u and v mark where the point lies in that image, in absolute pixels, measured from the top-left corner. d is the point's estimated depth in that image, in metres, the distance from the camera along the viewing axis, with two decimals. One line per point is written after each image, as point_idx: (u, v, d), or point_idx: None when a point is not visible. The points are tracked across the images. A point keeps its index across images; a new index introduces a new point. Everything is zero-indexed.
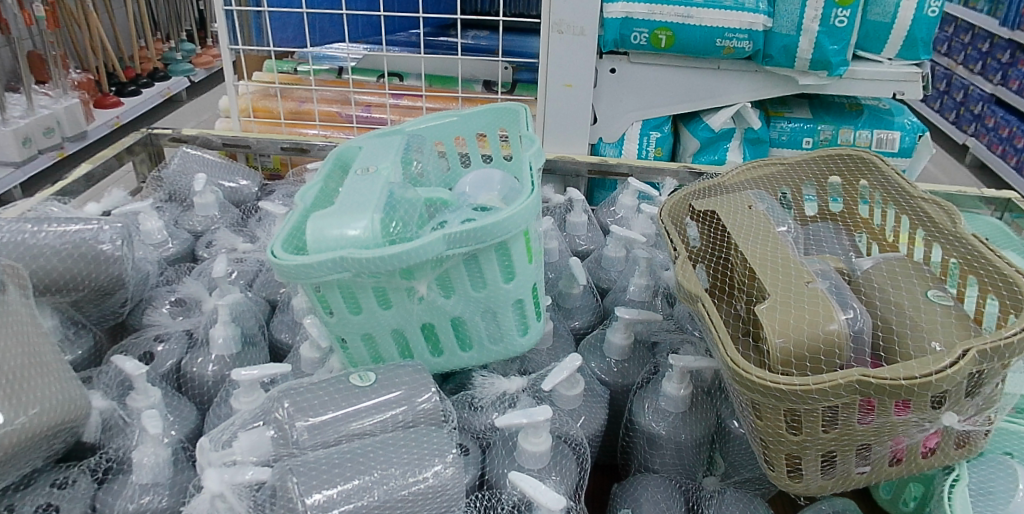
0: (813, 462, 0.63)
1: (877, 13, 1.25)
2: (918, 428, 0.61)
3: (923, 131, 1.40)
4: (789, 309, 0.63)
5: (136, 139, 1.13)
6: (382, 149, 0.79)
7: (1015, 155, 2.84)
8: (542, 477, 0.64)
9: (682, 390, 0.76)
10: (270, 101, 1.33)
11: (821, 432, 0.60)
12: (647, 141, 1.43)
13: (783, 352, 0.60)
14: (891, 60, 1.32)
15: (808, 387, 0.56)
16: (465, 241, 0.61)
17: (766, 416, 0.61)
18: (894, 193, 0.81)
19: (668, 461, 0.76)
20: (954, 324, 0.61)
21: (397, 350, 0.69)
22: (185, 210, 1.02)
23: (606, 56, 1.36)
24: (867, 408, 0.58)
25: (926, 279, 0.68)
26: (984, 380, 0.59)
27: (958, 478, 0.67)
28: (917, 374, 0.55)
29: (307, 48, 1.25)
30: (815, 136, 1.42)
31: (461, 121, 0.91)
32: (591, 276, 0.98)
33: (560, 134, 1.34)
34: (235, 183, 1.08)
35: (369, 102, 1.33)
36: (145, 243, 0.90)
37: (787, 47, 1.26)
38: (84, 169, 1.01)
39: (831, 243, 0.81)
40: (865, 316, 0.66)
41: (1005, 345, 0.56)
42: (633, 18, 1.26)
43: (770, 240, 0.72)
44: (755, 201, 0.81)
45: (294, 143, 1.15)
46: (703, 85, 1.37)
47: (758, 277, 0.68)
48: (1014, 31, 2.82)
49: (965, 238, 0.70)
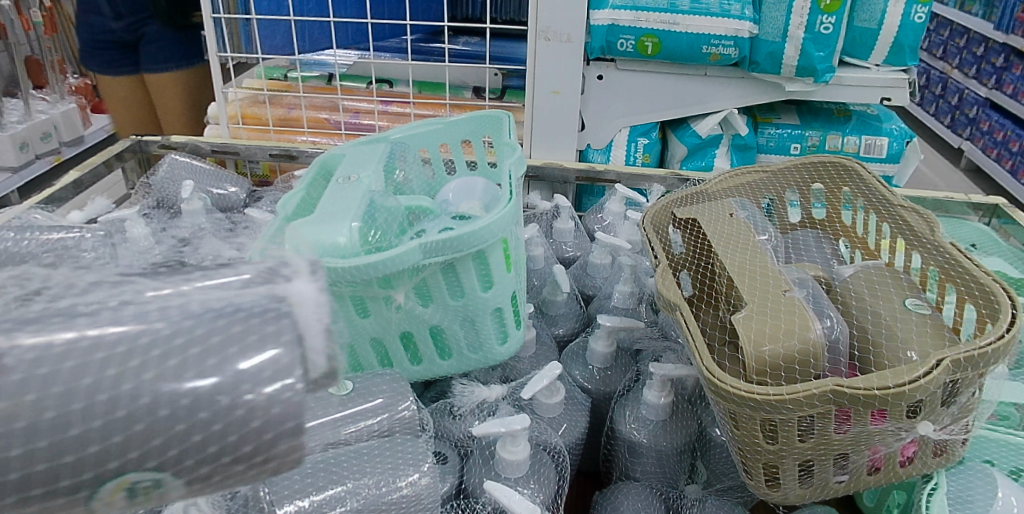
0: (791, 472, 0.63)
1: (863, 20, 1.26)
2: (895, 437, 0.60)
3: (911, 137, 1.41)
4: (765, 318, 0.62)
5: (124, 146, 1.14)
6: (363, 158, 0.79)
7: (1010, 159, 2.84)
8: (520, 486, 0.64)
9: (662, 398, 0.76)
10: (259, 108, 1.32)
11: (798, 442, 0.60)
12: (635, 148, 1.44)
13: (758, 361, 0.60)
14: (878, 66, 1.32)
15: (781, 397, 0.56)
16: (442, 250, 0.61)
17: (743, 425, 0.60)
18: (875, 201, 0.81)
19: (649, 469, 0.76)
20: (929, 333, 0.62)
21: (378, 359, 0.70)
22: (173, 216, 1.03)
23: (593, 63, 1.36)
24: (843, 418, 0.58)
25: (904, 288, 0.68)
26: (960, 390, 0.59)
27: (937, 486, 0.67)
28: (891, 384, 0.55)
29: (296, 56, 1.25)
30: (803, 142, 1.42)
31: (446, 129, 0.91)
32: (577, 282, 0.98)
33: (549, 140, 1.34)
34: (224, 190, 1.09)
35: (358, 109, 1.34)
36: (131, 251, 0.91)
37: (773, 53, 1.27)
38: (72, 177, 1.02)
39: (812, 250, 0.81)
40: (843, 326, 0.66)
41: (979, 354, 0.56)
42: (619, 25, 1.26)
43: (750, 249, 0.72)
44: (737, 209, 0.82)
45: (283, 150, 1.15)
46: (691, 92, 1.38)
47: (736, 285, 0.68)
48: (1008, 35, 2.82)
49: (942, 246, 0.71)
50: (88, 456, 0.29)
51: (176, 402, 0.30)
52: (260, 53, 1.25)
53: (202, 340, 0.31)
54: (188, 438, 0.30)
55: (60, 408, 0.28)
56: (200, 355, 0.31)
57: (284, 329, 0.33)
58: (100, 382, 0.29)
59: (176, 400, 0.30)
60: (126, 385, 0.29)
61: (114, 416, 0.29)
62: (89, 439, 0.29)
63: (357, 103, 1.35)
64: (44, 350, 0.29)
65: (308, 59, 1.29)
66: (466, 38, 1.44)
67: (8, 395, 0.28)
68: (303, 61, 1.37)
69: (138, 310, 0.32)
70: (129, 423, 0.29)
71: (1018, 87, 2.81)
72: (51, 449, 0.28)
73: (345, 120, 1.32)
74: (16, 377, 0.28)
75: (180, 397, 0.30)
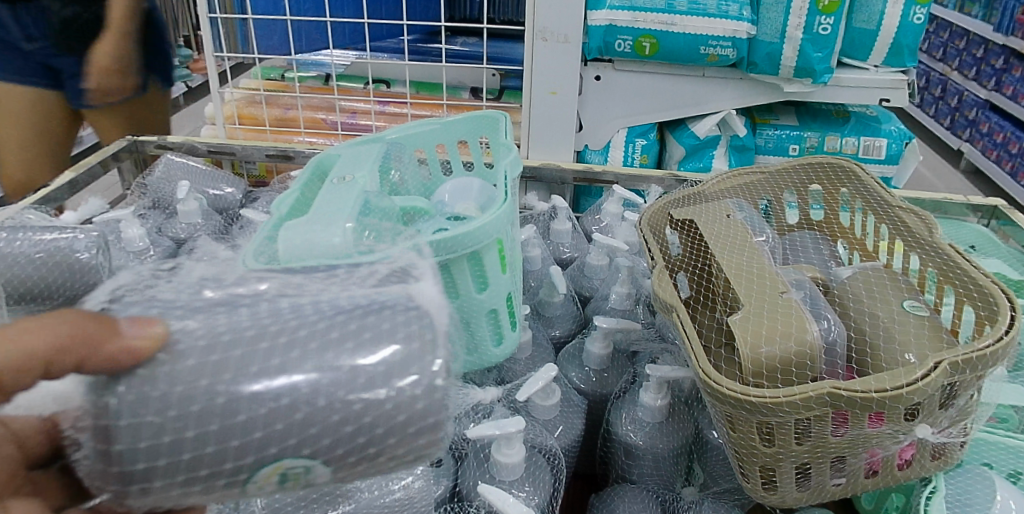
0: (788, 475, 0.62)
1: (862, 21, 1.26)
2: (892, 440, 0.60)
3: (909, 138, 1.41)
4: (762, 320, 0.62)
5: (121, 146, 1.13)
6: (358, 159, 0.79)
7: (1009, 161, 2.84)
8: (514, 489, 0.64)
9: (659, 400, 0.75)
10: (255, 108, 1.32)
11: (795, 445, 0.59)
12: (632, 149, 1.43)
13: (754, 363, 0.60)
14: (876, 67, 1.32)
15: (778, 400, 0.55)
16: (437, 251, 0.61)
17: (740, 428, 0.60)
18: (873, 202, 0.81)
19: (646, 471, 0.76)
20: (927, 336, 0.61)
21: (492, 338, 0.70)
22: (169, 217, 1.03)
23: (590, 63, 1.35)
24: (840, 420, 0.58)
25: (902, 289, 0.68)
26: (958, 392, 0.58)
27: (935, 489, 0.67)
28: (889, 387, 0.54)
29: (292, 55, 1.25)
30: (801, 143, 1.42)
31: (442, 129, 0.90)
32: (573, 283, 0.98)
33: (546, 141, 1.33)
34: (220, 191, 1.08)
35: (355, 109, 1.34)
36: (126, 251, 0.91)
37: (772, 54, 1.26)
38: (67, 177, 1.01)
39: (809, 252, 0.81)
40: (840, 328, 0.65)
41: (978, 357, 0.55)
42: (616, 25, 1.26)
43: (747, 250, 0.72)
44: (734, 210, 0.81)
45: (279, 151, 1.15)
46: (688, 93, 1.37)
47: (733, 287, 0.67)
48: (1008, 37, 2.81)
49: (941, 248, 0.70)
50: (252, 441, 0.40)
51: (322, 401, 0.41)
52: (256, 53, 1.25)
53: (327, 353, 0.42)
54: (342, 427, 0.41)
55: (231, 401, 0.39)
56: (354, 348, 0.42)
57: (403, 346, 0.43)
58: (265, 381, 0.40)
59: (325, 398, 0.40)
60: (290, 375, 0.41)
61: (282, 402, 0.40)
62: (254, 426, 0.40)
63: (354, 104, 1.34)
64: (215, 343, 0.42)
65: (305, 59, 1.29)
66: (464, 38, 1.43)
67: (196, 383, 0.40)
68: (300, 61, 1.36)
69: (281, 326, 0.43)
70: (288, 414, 0.40)
71: (1017, 89, 2.82)
72: (224, 433, 0.39)
73: (342, 120, 1.32)
74: (194, 364, 0.41)
75: (336, 390, 0.41)
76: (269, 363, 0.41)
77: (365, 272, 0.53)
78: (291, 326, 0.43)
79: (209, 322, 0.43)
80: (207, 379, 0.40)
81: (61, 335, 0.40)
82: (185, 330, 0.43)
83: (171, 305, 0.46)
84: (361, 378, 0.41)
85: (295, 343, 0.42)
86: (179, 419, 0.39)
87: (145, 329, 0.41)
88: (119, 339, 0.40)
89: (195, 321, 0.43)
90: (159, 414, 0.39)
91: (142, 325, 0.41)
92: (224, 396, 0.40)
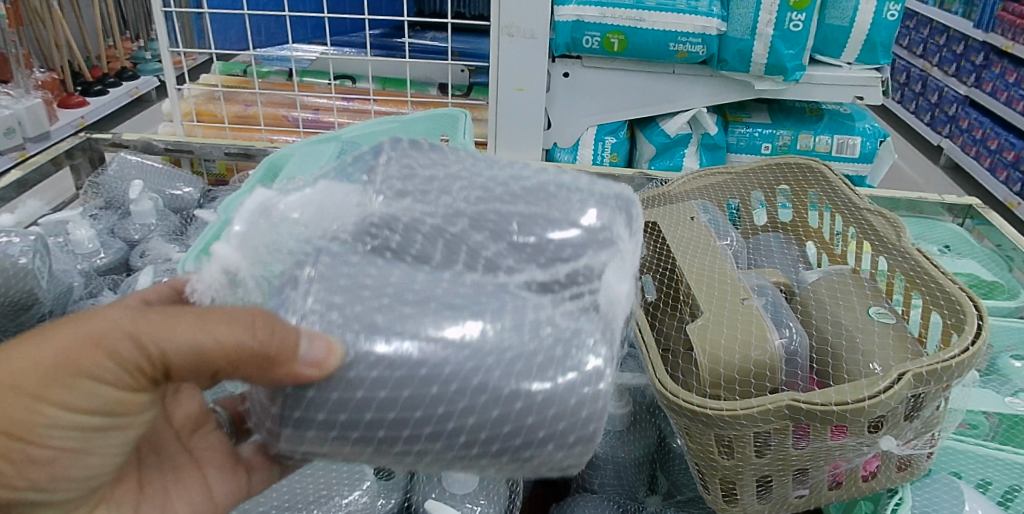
0: (749, 486, 0.60)
1: (835, 17, 1.24)
2: (856, 452, 0.58)
3: (884, 136, 1.40)
4: (721, 328, 0.60)
5: (74, 143, 1.10)
6: (311, 161, 0.77)
7: (989, 157, 2.84)
8: (469, 503, 0.59)
9: (620, 408, 0.72)
10: (214, 105, 1.29)
11: (754, 457, 0.57)
12: (602, 147, 1.40)
13: (711, 373, 0.58)
14: (850, 64, 1.31)
15: (735, 413, 0.53)
16: None
17: (697, 439, 0.58)
18: (842, 205, 0.79)
19: (607, 481, 0.73)
20: (892, 345, 0.59)
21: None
22: (123, 217, 1.00)
23: (558, 60, 1.33)
24: (801, 432, 0.55)
25: (867, 294, 0.66)
26: (923, 403, 0.56)
27: (901, 501, 0.64)
28: (849, 399, 0.52)
29: (250, 50, 1.21)
30: (775, 141, 1.40)
31: (401, 127, 0.88)
32: None
33: (513, 137, 1.31)
34: (177, 190, 1.05)
35: (318, 106, 1.31)
36: (75, 254, 0.89)
37: (741, 51, 1.24)
38: (15, 176, 0.97)
39: (779, 255, 0.79)
40: (801, 336, 0.63)
41: (943, 368, 0.53)
42: (584, 21, 1.23)
43: (710, 253, 0.70)
44: (699, 212, 0.79)
45: (240, 149, 1.12)
46: (659, 90, 1.35)
47: (693, 293, 0.65)
48: (988, 33, 2.82)
49: (908, 252, 0.69)
50: (405, 458, 0.40)
51: (478, 447, 0.39)
52: (214, 48, 1.21)
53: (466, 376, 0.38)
54: (491, 457, 0.40)
55: (391, 434, 0.39)
56: (507, 374, 0.38)
57: (558, 395, 0.39)
58: (428, 425, 0.38)
59: (483, 437, 0.39)
60: (450, 422, 0.38)
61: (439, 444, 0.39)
62: (409, 451, 0.40)
63: (317, 100, 1.31)
64: (387, 377, 0.38)
65: (264, 54, 1.25)
66: (432, 33, 1.41)
67: (356, 411, 0.38)
68: (261, 56, 1.33)
69: (452, 364, 0.38)
70: (440, 449, 0.40)
71: (997, 85, 2.82)
72: (380, 451, 0.40)
73: (304, 117, 1.28)
74: (364, 393, 0.38)
75: (502, 426, 0.38)
76: (434, 410, 0.38)
77: (564, 258, 0.45)
78: (462, 362, 0.38)
79: (364, 328, 0.39)
80: (376, 409, 0.38)
81: (252, 349, 0.37)
82: (299, 316, 0.39)
83: (343, 285, 0.41)
84: (505, 416, 0.38)
85: (468, 390, 0.38)
86: (340, 437, 0.39)
87: (323, 355, 0.37)
88: (297, 368, 0.37)
89: (309, 305, 0.40)
90: (325, 431, 0.39)
91: (321, 345, 0.37)
92: (386, 432, 0.39)
